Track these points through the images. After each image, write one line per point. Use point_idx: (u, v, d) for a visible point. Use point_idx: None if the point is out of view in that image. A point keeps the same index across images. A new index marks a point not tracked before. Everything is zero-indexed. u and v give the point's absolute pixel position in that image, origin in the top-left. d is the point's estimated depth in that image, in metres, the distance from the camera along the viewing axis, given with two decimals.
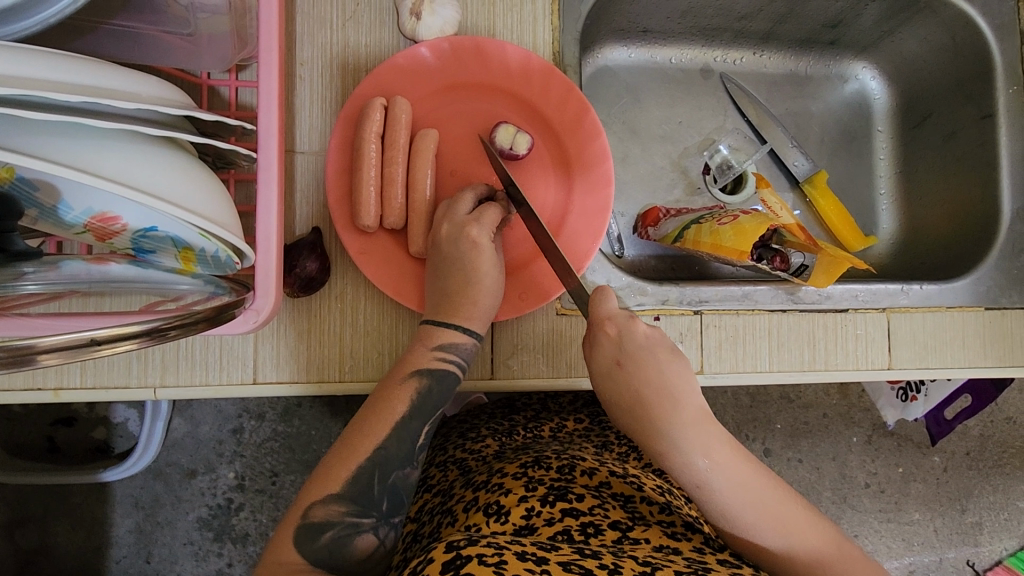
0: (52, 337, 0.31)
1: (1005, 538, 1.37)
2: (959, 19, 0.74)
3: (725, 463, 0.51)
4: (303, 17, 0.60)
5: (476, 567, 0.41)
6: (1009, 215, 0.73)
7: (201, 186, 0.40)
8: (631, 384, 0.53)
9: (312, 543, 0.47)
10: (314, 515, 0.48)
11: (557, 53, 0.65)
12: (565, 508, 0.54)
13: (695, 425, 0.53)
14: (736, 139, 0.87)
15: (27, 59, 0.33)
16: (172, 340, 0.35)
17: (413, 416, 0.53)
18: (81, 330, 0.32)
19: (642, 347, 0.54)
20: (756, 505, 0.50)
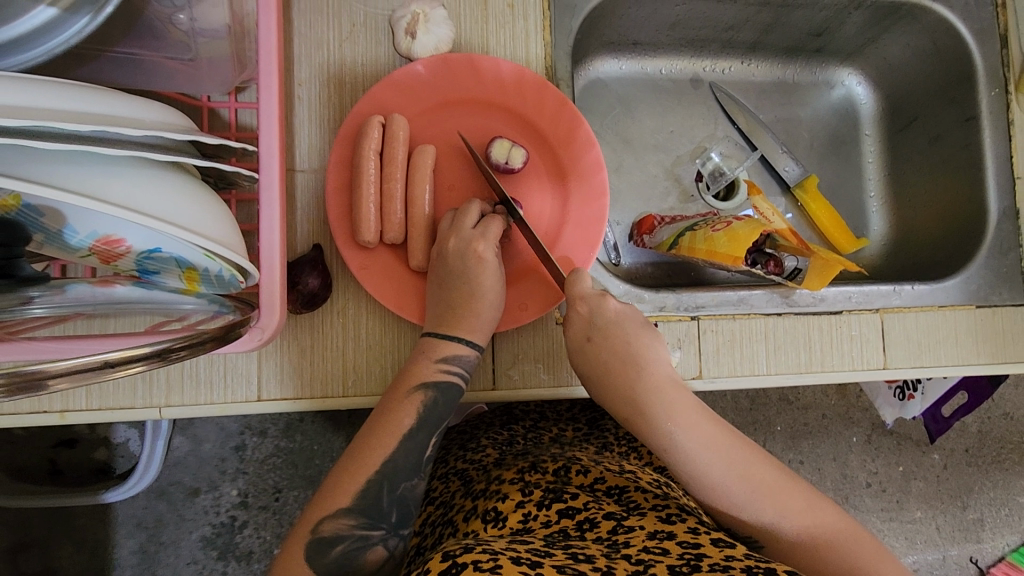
0: (65, 361, 0.32)
1: (1008, 534, 1.38)
2: (940, 24, 0.76)
3: (697, 427, 0.54)
4: (301, 38, 0.62)
5: (472, 573, 0.42)
6: (996, 214, 0.75)
7: (206, 209, 0.41)
8: (605, 358, 0.57)
9: (322, 557, 0.49)
10: (322, 529, 0.49)
11: (549, 67, 0.67)
12: (561, 509, 0.56)
13: (667, 392, 0.56)
14: (727, 147, 0.89)
15: (35, 90, 0.34)
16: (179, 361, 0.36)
17: (418, 428, 0.54)
18: (94, 353, 0.32)
19: (613, 322, 0.58)
20: (729, 465, 0.53)
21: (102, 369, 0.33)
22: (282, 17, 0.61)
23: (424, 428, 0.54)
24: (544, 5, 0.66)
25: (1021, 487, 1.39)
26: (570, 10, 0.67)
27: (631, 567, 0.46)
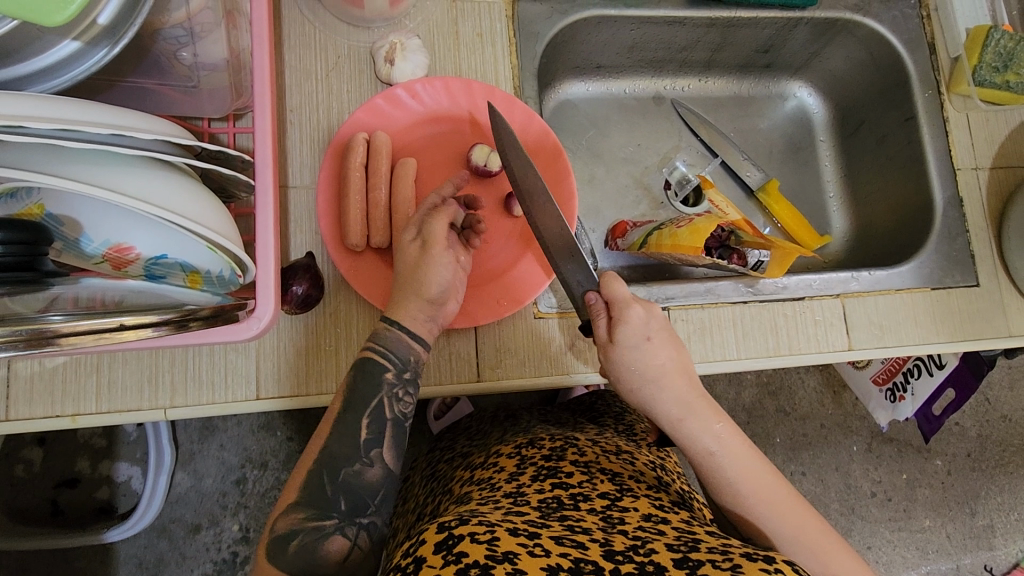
0: (88, 322, 0.43)
1: (1020, 540, 1.36)
2: (873, 36, 0.84)
3: (729, 440, 0.56)
4: (292, 71, 0.69)
5: (469, 545, 0.45)
6: (942, 204, 0.80)
7: (209, 204, 0.47)
8: (644, 363, 0.57)
9: (283, 553, 0.49)
10: (278, 528, 0.50)
11: (518, 87, 0.74)
12: (555, 481, 0.60)
13: (698, 410, 0.58)
14: (691, 155, 0.96)
15: (63, 102, 0.40)
16: (181, 328, 0.46)
17: (345, 410, 0.55)
18: (113, 317, 0.44)
19: (663, 325, 0.59)
20: (751, 476, 0.55)
21: (117, 330, 0.44)
22: (275, 53, 0.68)
23: (354, 409, 0.55)
24: (510, 33, 0.74)
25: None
26: (534, 37, 0.75)
27: (628, 542, 0.49)
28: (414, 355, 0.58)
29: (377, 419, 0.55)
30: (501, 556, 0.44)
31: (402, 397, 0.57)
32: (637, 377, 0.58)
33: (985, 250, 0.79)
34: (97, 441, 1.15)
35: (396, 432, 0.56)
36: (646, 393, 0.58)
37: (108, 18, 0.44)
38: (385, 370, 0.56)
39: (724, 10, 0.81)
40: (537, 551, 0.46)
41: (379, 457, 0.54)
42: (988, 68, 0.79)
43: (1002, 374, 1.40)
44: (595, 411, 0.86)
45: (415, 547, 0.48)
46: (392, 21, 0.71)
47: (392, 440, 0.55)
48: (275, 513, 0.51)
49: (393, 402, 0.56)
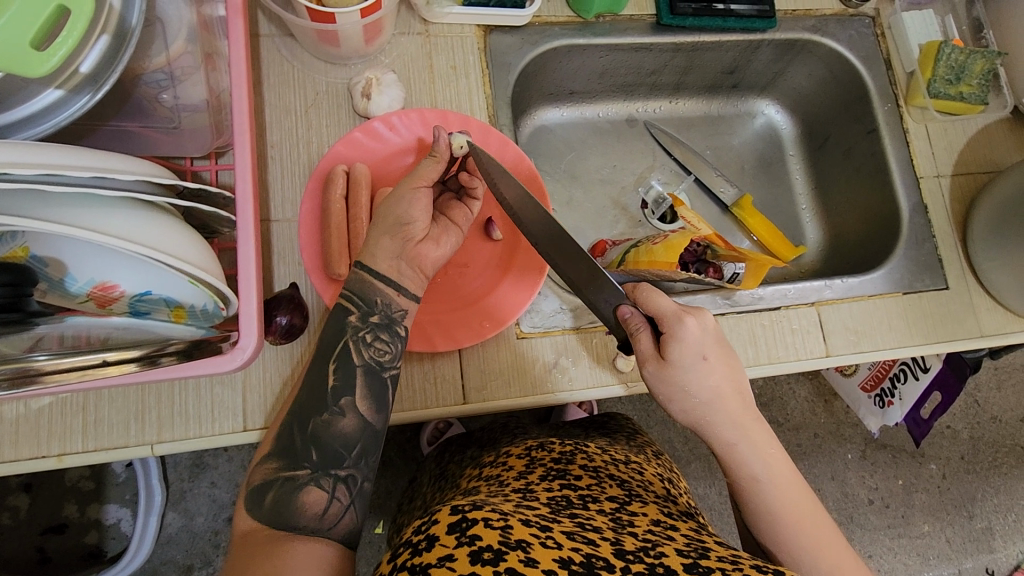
0: (70, 360, 0.45)
1: (1020, 541, 1.37)
2: (832, 54, 0.88)
3: (772, 462, 0.58)
4: (271, 108, 0.71)
5: (482, 529, 0.46)
6: (908, 211, 0.83)
7: (191, 240, 0.49)
8: (697, 381, 0.58)
9: (259, 506, 0.51)
10: (255, 480, 0.52)
11: (492, 115, 0.76)
12: (563, 482, 0.62)
13: (746, 425, 0.59)
14: (665, 174, 0.99)
15: (47, 149, 0.41)
16: (160, 365, 0.49)
17: (314, 358, 0.56)
18: (95, 354, 0.46)
19: (718, 341, 0.59)
20: (790, 500, 0.56)
21: (100, 367, 0.46)
22: (255, 92, 0.70)
23: (322, 356, 0.56)
24: (483, 65, 0.77)
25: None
26: (506, 67, 0.78)
27: (638, 543, 0.50)
28: (380, 299, 0.58)
29: (344, 365, 0.56)
30: (514, 542, 0.45)
31: (371, 342, 0.57)
32: (688, 396, 0.58)
33: (952, 254, 0.81)
34: (85, 484, 1.13)
35: (369, 380, 0.56)
36: (697, 411, 0.59)
37: (89, 66, 0.46)
38: (350, 314, 0.57)
39: (688, 36, 0.84)
40: (549, 542, 0.46)
41: (351, 405, 0.55)
42: (942, 81, 0.83)
43: (988, 376, 1.42)
44: (603, 424, 0.88)
45: (427, 526, 0.49)
46: (368, 58, 0.74)
47: (365, 390, 0.55)
48: (252, 465, 0.53)
49: (361, 348, 0.56)
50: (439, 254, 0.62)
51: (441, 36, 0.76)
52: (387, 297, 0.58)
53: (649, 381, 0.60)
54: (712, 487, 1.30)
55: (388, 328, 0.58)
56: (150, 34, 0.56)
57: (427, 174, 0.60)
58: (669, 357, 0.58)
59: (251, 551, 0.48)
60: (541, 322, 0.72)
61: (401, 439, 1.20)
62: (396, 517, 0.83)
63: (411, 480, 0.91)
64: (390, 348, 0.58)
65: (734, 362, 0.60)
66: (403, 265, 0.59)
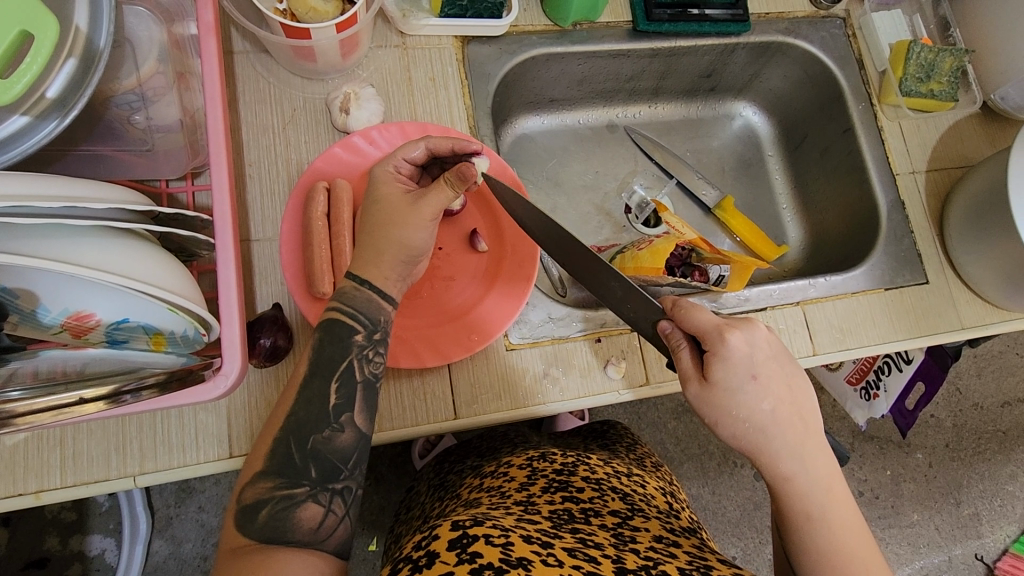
0: (46, 400, 0.45)
1: (1006, 526, 1.39)
2: (805, 56, 0.89)
3: (832, 497, 0.53)
4: (248, 126, 0.69)
5: (483, 546, 0.45)
6: (886, 208, 0.84)
7: (169, 267, 0.47)
8: (747, 401, 0.53)
9: (253, 523, 0.49)
10: (246, 498, 0.50)
11: (473, 126, 0.76)
12: (565, 495, 0.61)
13: (804, 453, 0.54)
14: (647, 178, 0.99)
15: (14, 179, 0.40)
16: (125, 403, 0.47)
17: (310, 376, 0.54)
18: (72, 392, 0.45)
19: (769, 356, 0.54)
20: (843, 533, 0.52)
21: (77, 405, 0.45)
22: (230, 110, 0.69)
23: (322, 373, 0.54)
24: (462, 76, 0.76)
25: (1007, 475, 1.42)
26: (485, 77, 0.77)
27: (640, 561, 0.49)
28: (384, 316, 0.57)
29: (347, 383, 0.54)
30: (515, 560, 0.44)
31: (373, 358, 0.56)
32: (738, 419, 0.54)
33: (931, 250, 0.83)
34: (66, 514, 1.10)
35: (368, 396, 0.55)
36: (751, 437, 0.54)
37: (56, 91, 0.45)
38: (355, 332, 0.56)
39: (664, 41, 0.85)
40: (550, 560, 0.46)
41: (351, 420, 0.54)
42: (913, 80, 0.84)
43: (969, 364, 1.45)
44: (602, 433, 0.88)
45: (427, 541, 0.48)
46: (345, 71, 0.73)
47: (363, 404, 0.55)
48: (242, 483, 0.51)
49: (364, 364, 0.56)
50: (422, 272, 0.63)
51: (419, 47, 0.76)
52: (390, 315, 0.58)
53: (693, 402, 0.56)
54: (705, 487, 1.30)
55: (388, 343, 0.58)
56: (119, 56, 0.55)
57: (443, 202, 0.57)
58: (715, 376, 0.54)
59: (241, 565, 0.46)
60: (530, 334, 0.71)
61: (392, 453, 1.18)
62: (394, 528, 0.82)
63: (406, 492, 0.90)
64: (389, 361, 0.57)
65: (793, 380, 0.55)
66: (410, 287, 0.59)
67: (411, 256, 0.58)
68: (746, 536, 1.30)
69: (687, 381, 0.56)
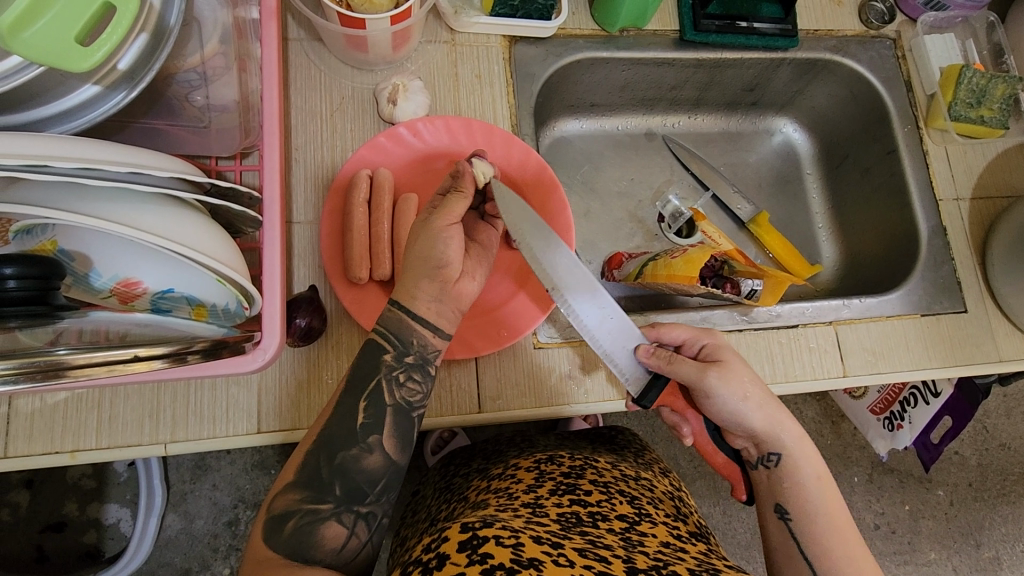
0: (103, 353, 0.44)
1: None
2: (852, 75, 0.88)
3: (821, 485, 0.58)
4: (297, 111, 0.71)
5: (493, 547, 0.45)
6: (927, 233, 0.82)
7: (220, 240, 0.49)
8: (752, 380, 0.59)
9: (278, 534, 0.49)
10: (276, 506, 0.50)
11: (514, 125, 0.76)
12: (572, 498, 0.61)
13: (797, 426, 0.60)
14: (682, 189, 0.99)
15: (87, 144, 0.41)
16: (187, 360, 0.47)
17: (344, 392, 0.55)
18: (126, 348, 0.45)
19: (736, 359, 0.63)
20: (831, 514, 0.57)
21: (130, 362, 0.45)
22: (282, 95, 0.70)
23: (354, 391, 0.55)
24: (507, 75, 0.77)
25: None
26: (530, 77, 0.78)
27: (650, 561, 0.49)
28: (417, 340, 0.57)
29: (376, 404, 0.55)
30: (526, 561, 0.44)
31: (403, 382, 0.56)
32: (752, 395, 0.58)
33: (970, 277, 0.81)
34: (86, 482, 1.12)
35: (398, 420, 0.55)
36: (765, 411, 0.58)
37: (128, 64, 0.47)
38: (385, 352, 0.56)
39: (710, 52, 0.84)
40: (561, 560, 0.46)
41: (379, 443, 0.54)
42: (963, 105, 0.83)
43: (998, 403, 1.41)
44: (610, 434, 0.88)
45: (438, 543, 0.48)
46: (394, 64, 0.75)
47: (393, 428, 0.55)
48: (272, 492, 0.52)
49: (394, 388, 0.56)
50: (474, 290, 0.60)
51: (467, 45, 0.77)
52: (423, 338, 0.57)
53: (715, 387, 0.58)
54: (716, 507, 1.28)
55: (422, 368, 0.57)
56: (186, 34, 0.57)
57: (455, 209, 0.58)
58: (726, 356, 0.60)
59: None
60: (560, 333, 0.71)
61: None
62: (398, 529, 0.82)
63: (411, 491, 0.90)
64: (421, 387, 0.57)
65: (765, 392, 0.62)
66: (440, 306, 0.57)
67: (435, 268, 0.56)
68: (756, 560, 1.28)
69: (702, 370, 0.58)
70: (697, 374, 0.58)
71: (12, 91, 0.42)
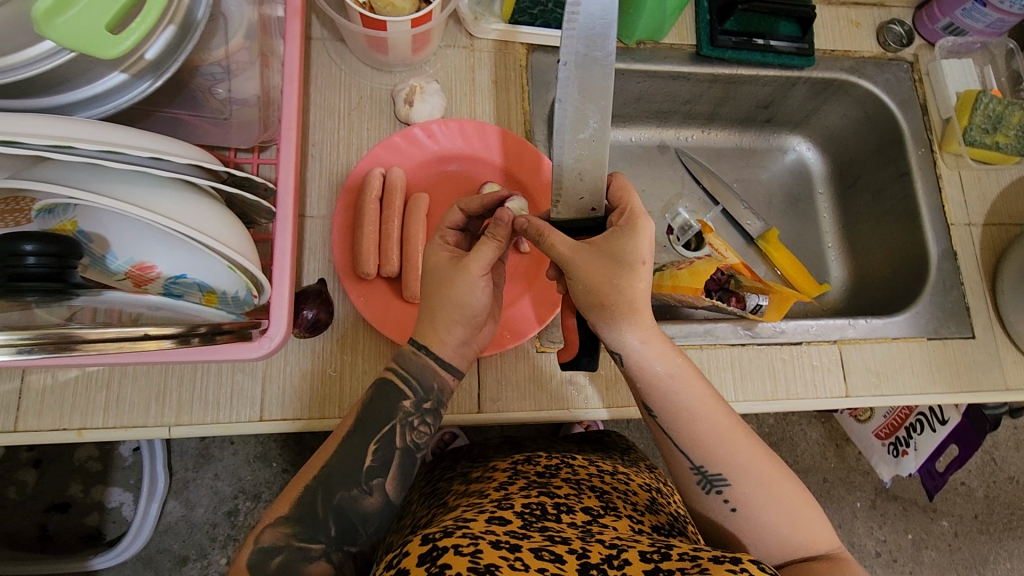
0: (114, 330, 0.45)
1: None
2: (867, 97, 0.88)
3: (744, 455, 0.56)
4: (316, 109, 0.73)
5: (452, 557, 0.46)
6: (936, 257, 0.82)
7: (233, 227, 0.50)
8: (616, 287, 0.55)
9: (263, 565, 0.51)
10: (264, 539, 0.52)
11: (528, 130, 0.77)
12: (542, 490, 0.61)
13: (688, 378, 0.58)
14: (693, 202, 0.99)
15: (111, 128, 0.43)
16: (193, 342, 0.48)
17: (355, 431, 0.56)
18: (137, 327, 0.46)
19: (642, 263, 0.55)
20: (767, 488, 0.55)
21: (140, 341, 0.45)
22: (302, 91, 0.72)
23: (364, 433, 0.56)
24: (523, 81, 0.78)
25: None
26: (546, 85, 0.79)
27: (604, 551, 0.49)
28: (437, 385, 0.58)
29: (385, 448, 0.56)
30: (482, 567, 0.45)
31: (416, 427, 0.58)
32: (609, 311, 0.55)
33: (980, 303, 0.81)
34: (92, 464, 1.14)
35: (403, 463, 0.57)
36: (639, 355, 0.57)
37: (154, 54, 0.48)
38: (405, 399, 0.57)
39: (726, 68, 0.85)
40: (516, 564, 0.46)
41: (380, 485, 0.56)
42: (978, 130, 0.83)
43: (1008, 435, 1.39)
44: (602, 437, 0.89)
45: (399, 559, 0.49)
46: (412, 66, 0.76)
47: (397, 471, 0.56)
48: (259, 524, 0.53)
49: (406, 431, 0.57)
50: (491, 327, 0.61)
51: (486, 51, 0.78)
52: (444, 384, 0.58)
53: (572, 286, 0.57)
54: None
55: (435, 413, 0.59)
56: (212, 28, 0.59)
57: (488, 256, 0.56)
58: (624, 256, 0.54)
59: None
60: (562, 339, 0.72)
61: None
62: None
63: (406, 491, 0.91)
64: (429, 433, 0.58)
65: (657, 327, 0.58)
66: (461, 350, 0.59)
67: (464, 315, 0.57)
68: None
69: (575, 250, 0.55)
70: (569, 252, 0.54)
71: (42, 76, 0.44)
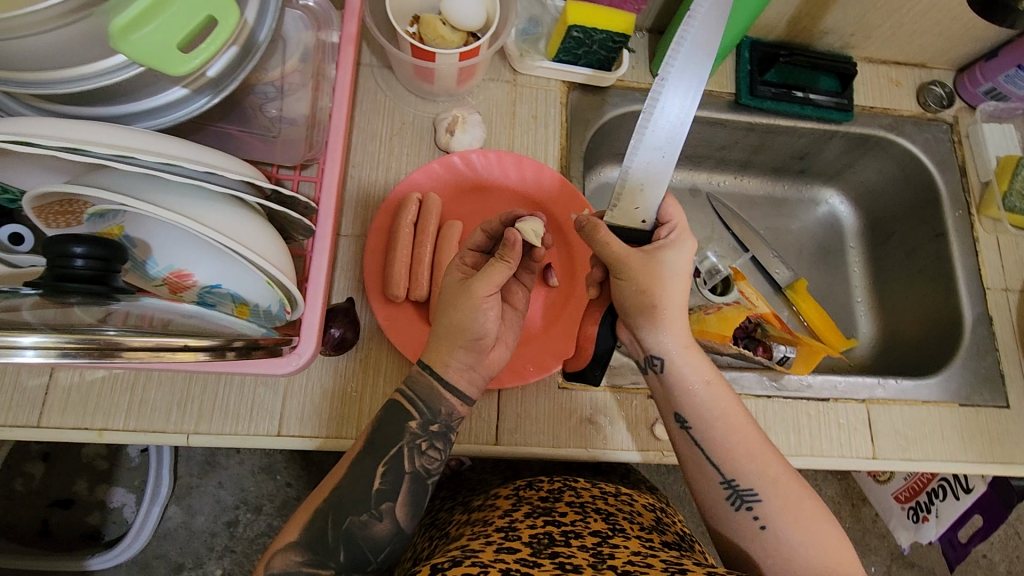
0: (150, 339, 0.45)
1: None
2: (905, 155, 0.88)
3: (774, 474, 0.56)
4: (359, 131, 0.74)
5: None
6: (971, 320, 0.81)
7: (275, 245, 0.51)
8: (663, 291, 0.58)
9: None
10: (274, 566, 0.51)
11: (563, 166, 0.78)
12: (547, 519, 0.60)
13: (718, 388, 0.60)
14: (722, 248, 0.98)
15: (171, 142, 0.45)
16: (227, 357, 0.48)
17: (364, 453, 0.56)
18: (174, 337, 0.46)
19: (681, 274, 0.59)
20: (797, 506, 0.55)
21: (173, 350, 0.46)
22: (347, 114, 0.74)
23: (374, 454, 0.56)
24: (563, 118, 0.80)
25: None
26: (584, 123, 0.80)
27: None
28: (445, 409, 0.57)
29: (394, 471, 0.56)
30: None
31: (424, 451, 0.57)
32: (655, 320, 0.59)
33: (1015, 371, 0.79)
34: (99, 462, 1.14)
35: (414, 488, 0.56)
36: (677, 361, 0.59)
37: (216, 72, 0.50)
38: (411, 420, 0.57)
39: (765, 117, 0.86)
40: None
41: (389, 511, 0.55)
42: (1018, 195, 0.83)
43: None
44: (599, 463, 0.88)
45: None
46: (456, 97, 0.78)
47: (407, 496, 0.56)
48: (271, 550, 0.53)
49: (414, 455, 0.56)
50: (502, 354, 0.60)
51: (528, 86, 0.80)
52: (451, 408, 0.57)
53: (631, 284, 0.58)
54: None
55: (444, 437, 0.58)
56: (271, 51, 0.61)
57: (497, 277, 0.55)
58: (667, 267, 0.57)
59: None
60: None
61: None
62: None
63: None
64: (440, 456, 0.58)
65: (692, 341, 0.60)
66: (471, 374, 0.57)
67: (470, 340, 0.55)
68: None
69: (629, 253, 0.57)
70: (624, 253, 0.57)
71: (111, 87, 0.46)
